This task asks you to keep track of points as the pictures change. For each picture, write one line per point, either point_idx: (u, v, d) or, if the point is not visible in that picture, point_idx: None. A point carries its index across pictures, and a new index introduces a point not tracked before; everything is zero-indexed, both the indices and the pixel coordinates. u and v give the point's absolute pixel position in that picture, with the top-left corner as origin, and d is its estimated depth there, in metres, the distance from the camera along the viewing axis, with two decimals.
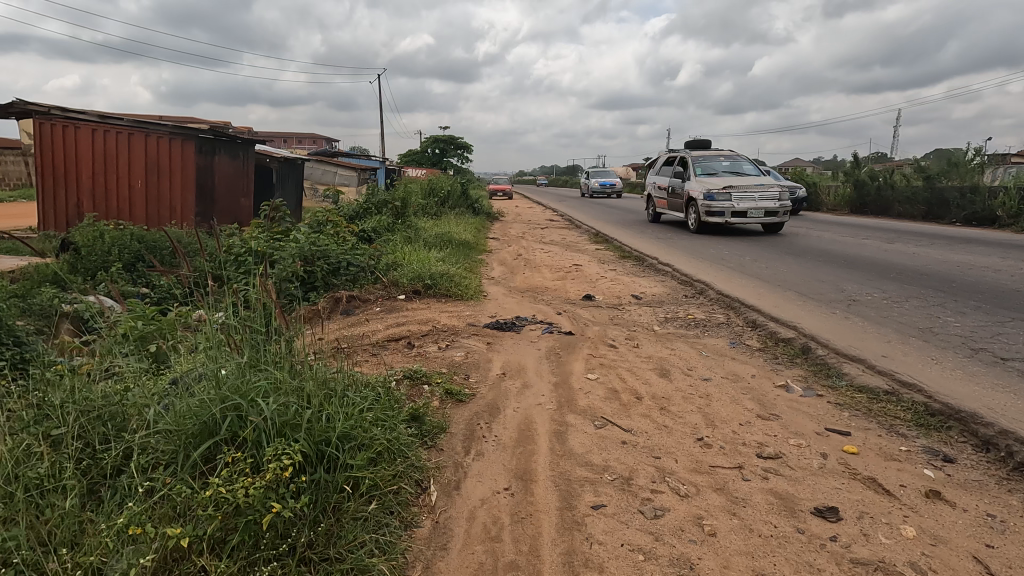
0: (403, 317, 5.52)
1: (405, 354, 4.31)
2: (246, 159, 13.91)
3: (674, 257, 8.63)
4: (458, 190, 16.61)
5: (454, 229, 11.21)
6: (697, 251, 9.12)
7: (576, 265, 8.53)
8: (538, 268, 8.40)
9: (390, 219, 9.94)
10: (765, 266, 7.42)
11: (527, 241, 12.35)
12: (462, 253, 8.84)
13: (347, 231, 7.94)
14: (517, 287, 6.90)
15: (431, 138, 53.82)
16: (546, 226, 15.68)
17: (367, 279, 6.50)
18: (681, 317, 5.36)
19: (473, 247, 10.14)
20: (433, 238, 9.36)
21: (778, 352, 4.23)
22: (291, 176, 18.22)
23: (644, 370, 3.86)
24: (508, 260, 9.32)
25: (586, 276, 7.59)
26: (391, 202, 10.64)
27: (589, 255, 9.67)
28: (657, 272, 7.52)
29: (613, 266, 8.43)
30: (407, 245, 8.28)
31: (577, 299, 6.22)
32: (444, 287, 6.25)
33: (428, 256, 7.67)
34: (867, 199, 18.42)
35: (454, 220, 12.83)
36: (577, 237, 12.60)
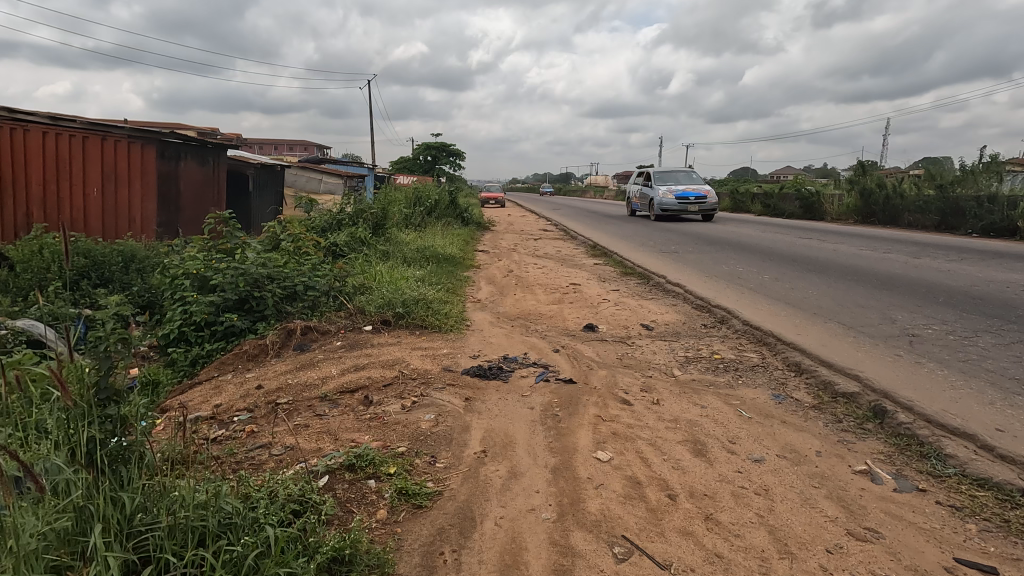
0: (366, 353, 4.54)
1: (357, 418, 3.31)
2: (217, 163, 13.10)
3: (684, 275, 7.67)
4: (445, 199, 15.60)
5: (439, 243, 10.21)
6: (707, 268, 8.21)
7: (573, 284, 7.59)
8: (530, 288, 7.42)
9: (367, 232, 8.91)
10: (790, 288, 6.48)
11: (520, 254, 11.38)
12: (444, 272, 7.82)
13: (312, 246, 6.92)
14: (507, 314, 5.94)
15: (423, 146, 53.05)
16: (540, 237, 14.69)
17: (328, 306, 5.51)
18: (705, 356, 4.40)
19: (459, 263, 9.14)
20: (413, 256, 8.34)
21: (840, 413, 3.28)
22: (268, 183, 17.13)
23: (673, 445, 2.90)
24: (497, 278, 8.37)
25: (586, 299, 6.62)
26: (368, 211, 9.60)
27: (588, 272, 8.72)
28: (667, 295, 6.58)
29: (616, 286, 7.46)
30: (382, 263, 7.27)
31: (577, 330, 5.24)
32: (419, 315, 5.25)
33: (405, 276, 6.66)
34: (875, 209, 17.61)
35: (440, 232, 11.84)
36: (574, 250, 11.64)
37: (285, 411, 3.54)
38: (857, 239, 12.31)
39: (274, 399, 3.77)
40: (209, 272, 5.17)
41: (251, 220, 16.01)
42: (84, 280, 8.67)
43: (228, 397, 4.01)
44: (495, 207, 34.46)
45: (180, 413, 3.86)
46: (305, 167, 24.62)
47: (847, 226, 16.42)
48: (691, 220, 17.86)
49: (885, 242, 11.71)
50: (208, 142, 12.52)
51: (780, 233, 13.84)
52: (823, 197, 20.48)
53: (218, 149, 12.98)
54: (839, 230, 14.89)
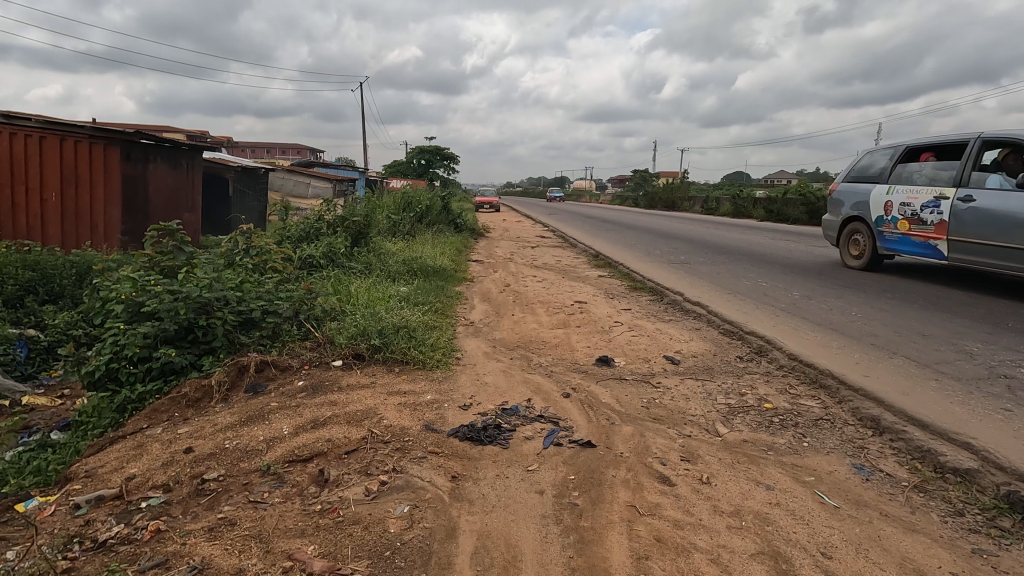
0: (330, 400, 3.65)
1: (302, 511, 2.41)
2: (192, 165, 12.16)
3: (704, 292, 6.81)
4: (437, 204, 14.69)
5: (429, 253, 9.30)
6: (727, 283, 7.37)
7: (579, 302, 6.73)
8: (531, 307, 6.53)
9: (346, 244, 7.98)
10: (829, 308, 5.67)
11: (517, 265, 10.49)
12: (433, 290, 6.90)
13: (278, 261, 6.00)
14: (504, 342, 5.08)
15: (417, 149, 52.23)
16: (538, 245, 13.80)
17: (291, 334, 4.62)
18: (753, 404, 3.54)
19: (450, 277, 8.23)
20: (398, 273, 7.43)
21: (956, 500, 2.44)
22: (250, 188, 16.17)
23: (746, 564, 2.04)
24: (492, 294, 7.49)
25: (596, 321, 5.74)
26: (350, 219, 8.66)
27: (593, 287, 7.85)
28: (688, 318, 5.74)
29: (629, 305, 6.57)
30: (360, 282, 6.36)
31: (590, 366, 4.35)
32: (399, 348, 4.33)
33: (387, 297, 5.75)
34: None
35: (431, 241, 10.93)
36: (576, 260, 10.76)
37: (210, 494, 2.65)
38: None
39: (201, 472, 2.87)
40: (144, 296, 4.25)
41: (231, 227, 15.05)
42: (29, 295, 7.71)
43: (144, 464, 3.11)
44: (490, 211, 33.53)
45: (79, 490, 2.96)
46: (292, 171, 23.62)
47: None
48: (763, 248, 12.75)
49: None
50: (181, 143, 11.57)
51: (793, 241, 13.03)
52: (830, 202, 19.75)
53: (193, 149, 12.05)
54: None
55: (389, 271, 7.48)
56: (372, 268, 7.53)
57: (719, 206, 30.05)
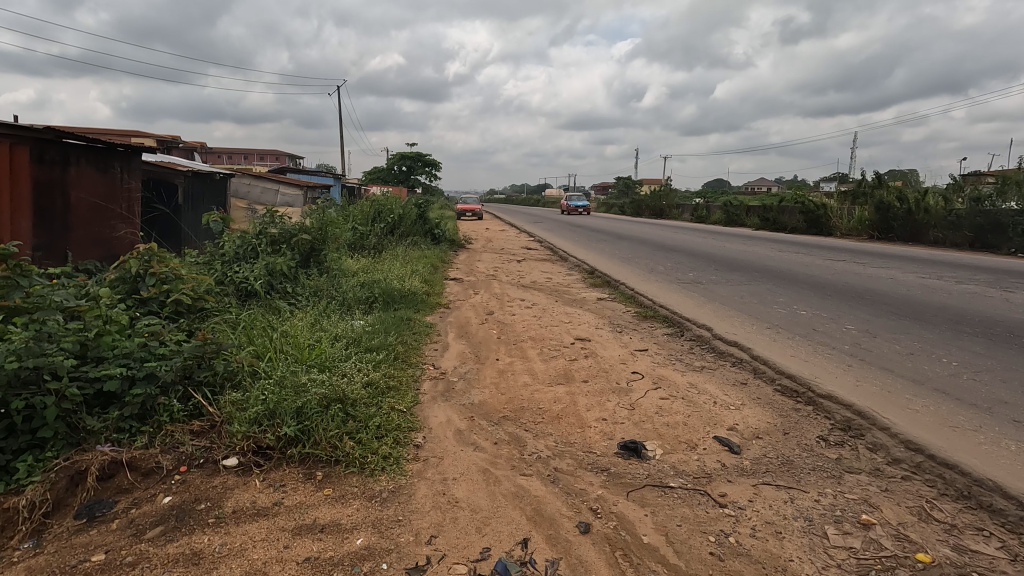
0: (194, 551, 2.18)
1: None
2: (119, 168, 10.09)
3: (735, 324, 5.45)
4: (413, 213, 13.20)
5: (397, 273, 7.84)
6: (759, 311, 6.02)
7: (581, 339, 5.33)
8: (519, 349, 5.10)
9: (291, 268, 6.48)
10: (908, 352, 4.36)
11: (501, 284, 9.06)
12: (395, 324, 5.43)
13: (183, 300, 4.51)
14: (486, 410, 3.64)
15: (398, 155, 50.74)
16: (523, 259, 12.40)
17: (172, 414, 3.12)
18: (893, 550, 2.16)
19: (420, 305, 6.77)
20: (352, 306, 5.95)
21: None
22: (202, 196, 14.49)
23: None
24: (472, 326, 6.07)
25: (607, 371, 4.33)
26: (298, 233, 7.14)
27: (595, 317, 6.46)
28: (727, 369, 4.36)
29: (645, 344, 5.18)
30: (296, 323, 4.88)
31: (613, 459, 2.95)
32: (324, 434, 2.87)
33: (327, 344, 4.28)
34: (893, 223, 15.84)
35: (402, 257, 9.46)
36: (568, 278, 9.38)
37: None
38: (903, 261, 10.35)
39: None
40: None
41: (183, 239, 13.34)
42: None
43: None
44: (473, 220, 32.12)
45: None
46: (258, 177, 21.98)
47: (867, 244, 14.57)
48: (830, 268, 9.52)
49: (940, 265, 9.75)
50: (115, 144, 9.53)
51: (804, 254, 11.81)
52: (830, 210, 18.69)
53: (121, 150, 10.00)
54: (864, 248, 12.99)
55: (340, 301, 6.01)
56: (320, 298, 6.04)
57: (709, 214, 28.99)
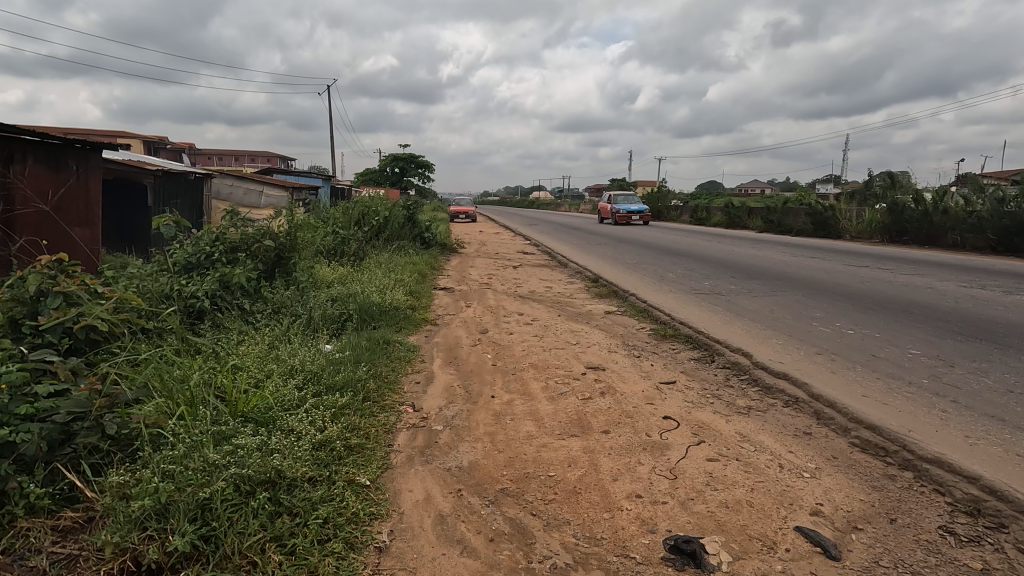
0: None
1: None
2: (94, 168, 8.47)
3: (775, 347, 4.58)
4: (400, 216, 12.26)
5: (378, 283, 6.91)
6: (799, 330, 5.15)
7: (593, 368, 4.43)
8: (520, 381, 4.21)
9: (250, 282, 5.53)
10: (1006, 390, 3.50)
11: (496, 294, 8.16)
12: (369, 351, 4.51)
13: (94, 334, 3.59)
14: (478, 481, 2.73)
15: (390, 156, 49.80)
16: (520, 265, 11.51)
17: (31, 505, 2.19)
18: None
19: (402, 322, 5.84)
20: (320, 331, 5.03)
21: None
22: (175, 198, 13.56)
23: None
24: (463, 348, 5.16)
25: (632, 416, 3.44)
26: (263, 238, 6.16)
27: (606, 337, 5.59)
28: (782, 414, 3.48)
29: (671, 376, 4.30)
30: (244, 359, 3.95)
31: (662, 572, 2.05)
32: (240, 543, 1.96)
33: (277, 389, 3.36)
34: (908, 226, 15.09)
35: (386, 264, 8.53)
36: (571, 288, 8.50)
37: None
38: (933, 267, 9.54)
39: None
40: None
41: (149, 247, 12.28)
42: None
43: None
44: (466, 222, 31.16)
45: None
46: (241, 178, 20.93)
47: (881, 247, 13.83)
48: (857, 276, 8.70)
49: (975, 271, 8.95)
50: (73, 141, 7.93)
51: (821, 259, 11.02)
52: (839, 212, 17.93)
53: (97, 150, 8.40)
54: (883, 252, 12.21)
55: (307, 321, 5.09)
56: (282, 320, 5.11)
57: (709, 215, 28.19)
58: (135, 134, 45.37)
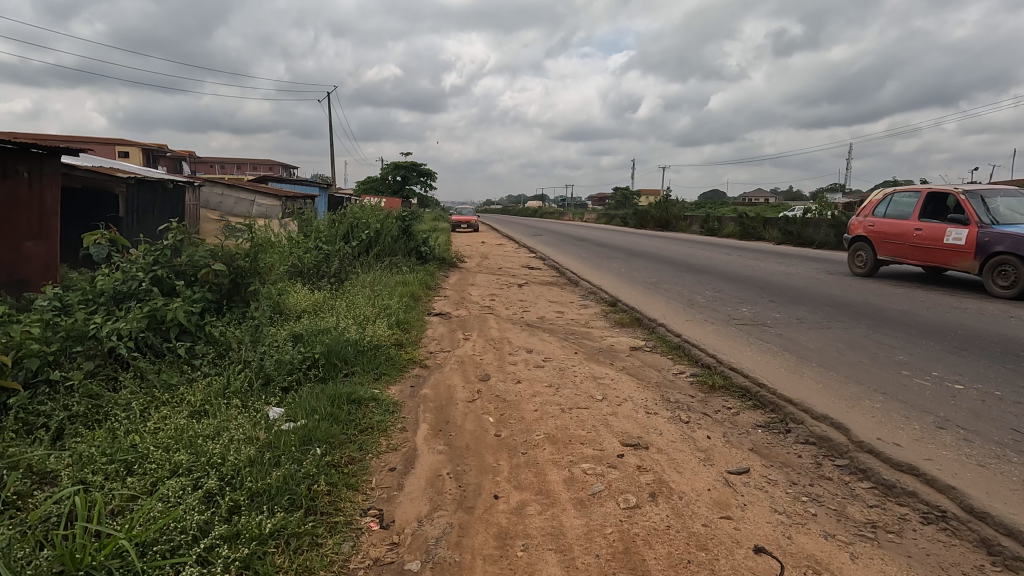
0: None
1: None
2: (52, 176, 6.83)
3: (874, 414, 3.44)
4: (394, 228, 11.14)
5: (359, 312, 5.79)
6: (891, 384, 3.99)
7: (630, 445, 3.28)
8: (535, 467, 3.07)
9: (192, 315, 4.41)
10: None
11: (499, 322, 7.04)
12: (330, 421, 3.39)
13: None
14: None
15: (393, 165, 48.96)
16: (526, 283, 10.41)
17: None
18: None
19: (384, 366, 4.71)
20: (274, 386, 3.92)
21: None
22: (153, 208, 12.68)
23: None
24: (457, 406, 4.03)
25: (706, 548, 2.28)
26: (213, 258, 4.99)
27: (637, 388, 4.45)
28: (931, 544, 2.31)
29: (740, 458, 3.14)
30: (147, 445, 2.85)
31: None
32: None
33: (169, 510, 2.26)
34: None
35: (374, 286, 7.42)
36: (585, 314, 7.38)
37: None
38: (998, 289, 8.36)
39: None
40: None
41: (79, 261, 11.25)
42: None
43: None
44: (467, 232, 30.09)
45: None
46: (233, 186, 19.96)
47: None
48: (916, 301, 7.53)
49: None
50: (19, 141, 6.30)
51: (861, 278, 9.90)
52: None
53: (54, 153, 6.77)
54: (928, 269, 11.02)
55: (258, 373, 3.98)
56: (226, 371, 4.00)
57: (722, 225, 27.03)
58: (133, 142, 44.75)
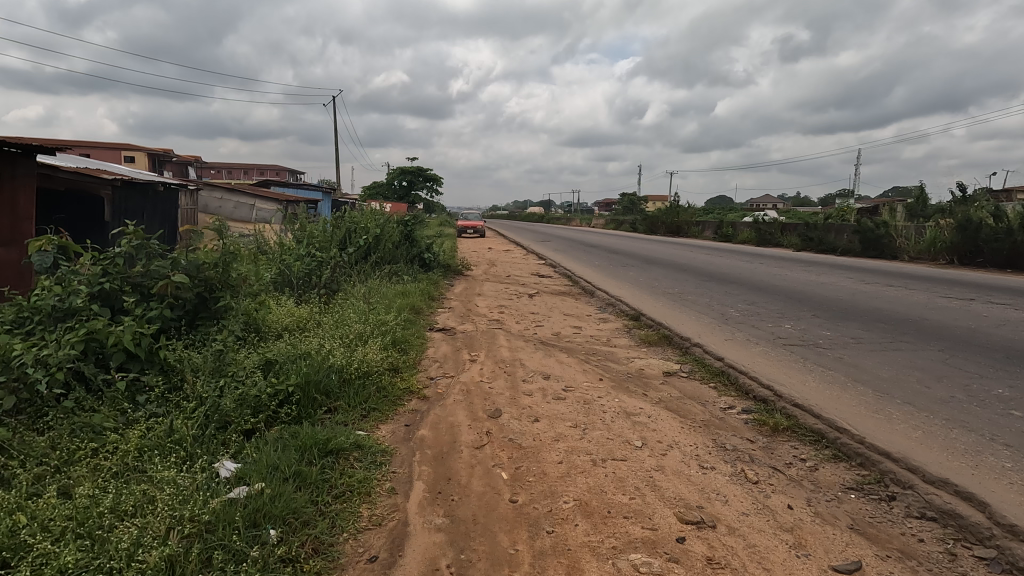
0: None
1: None
2: (25, 178, 6.00)
3: (1014, 485, 2.61)
4: (395, 233, 10.38)
5: (349, 330, 5.01)
6: (1010, 431, 3.16)
7: (690, 522, 2.47)
8: (567, 555, 2.27)
9: (142, 338, 3.58)
10: None
11: (510, 339, 6.24)
12: (295, 486, 2.61)
13: None
14: None
15: (399, 170, 48.51)
16: (536, 293, 9.62)
17: None
18: None
19: (373, 400, 3.94)
20: (233, 430, 3.15)
21: None
22: (142, 212, 11.95)
23: None
24: (461, 455, 3.24)
25: None
26: (173, 267, 4.16)
27: (680, 428, 3.65)
28: None
29: (843, 545, 2.32)
30: (33, 532, 2.07)
31: None
32: None
33: None
34: (983, 246, 13.07)
35: (370, 298, 6.65)
36: (606, 330, 6.58)
37: None
38: None
39: None
40: None
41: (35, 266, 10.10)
42: None
43: None
44: (473, 238, 29.34)
45: None
46: (233, 191, 19.33)
47: (957, 271, 11.85)
48: (979, 316, 6.69)
49: None
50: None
51: (903, 288, 9.05)
52: (894, 229, 15.91)
53: (27, 153, 5.94)
54: (973, 278, 10.15)
55: (214, 416, 3.19)
56: (176, 414, 3.20)
57: (736, 231, 26.18)
58: (138, 147, 44.48)
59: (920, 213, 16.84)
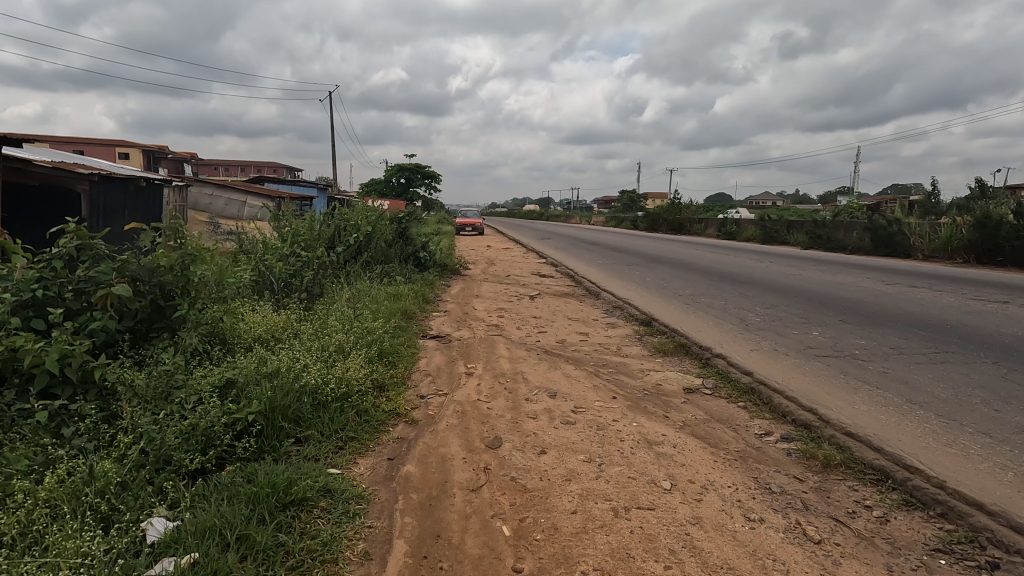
0: None
1: None
2: None
3: None
4: (388, 231, 9.79)
5: (329, 340, 4.44)
6: None
7: None
8: None
9: (73, 357, 2.99)
10: None
11: (510, 347, 5.67)
12: (239, 557, 2.05)
13: None
14: None
15: (397, 167, 47.85)
16: (538, 294, 9.05)
17: None
18: None
19: (351, 426, 3.38)
20: (174, 474, 2.58)
21: None
22: (122, 208, 11.30)
23: None
24: (453, 500, 2.68)
25: None
26: (118, 272, 3.56)
27: (714, 463, 3.08)
28: None
29: None
30: None
31: None
32: None
33: None
34: (1004, 244, 12.53)
35: (357, 303, 6.07)
36: (616, 337, 6.02)
37: None
38: None
39: None
40: None
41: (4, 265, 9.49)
42: None
43: None
44: (472, 235, 28.77)
45: None
46: (223, 187, 18.68)
47: (979, 270, 11.31)
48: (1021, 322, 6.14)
49: None
50: None
51: (929, 290, 8.50)
52: (908, 226, 15.36)
53: None
54: (1000, 278, 9.61)
55: (153, 455, 2.62)
56: (108, 454, 2.63)
57: (741, 229, 25.61)
58: (132, 144, 43.76)
59: (933, 210, 16.32)
